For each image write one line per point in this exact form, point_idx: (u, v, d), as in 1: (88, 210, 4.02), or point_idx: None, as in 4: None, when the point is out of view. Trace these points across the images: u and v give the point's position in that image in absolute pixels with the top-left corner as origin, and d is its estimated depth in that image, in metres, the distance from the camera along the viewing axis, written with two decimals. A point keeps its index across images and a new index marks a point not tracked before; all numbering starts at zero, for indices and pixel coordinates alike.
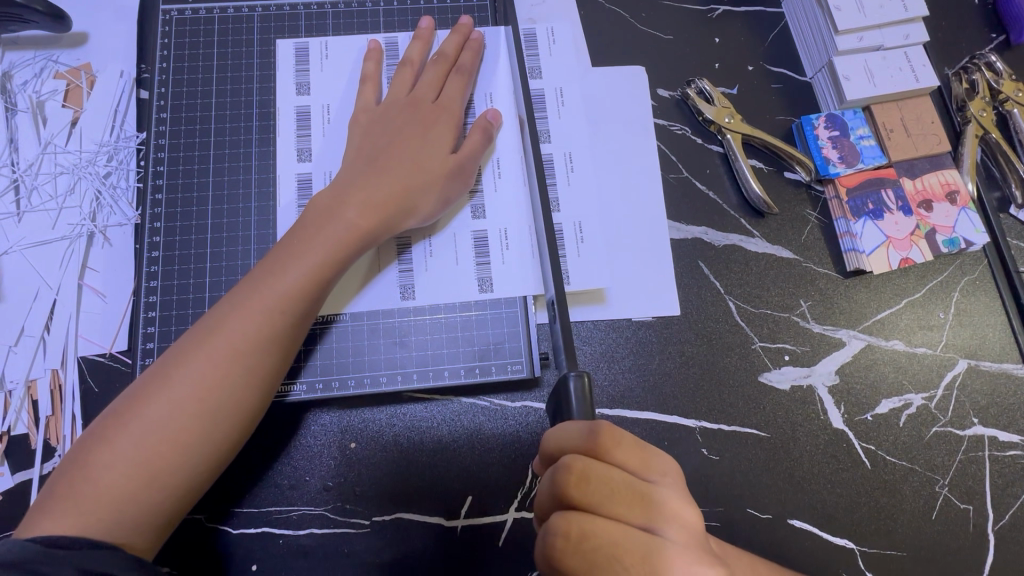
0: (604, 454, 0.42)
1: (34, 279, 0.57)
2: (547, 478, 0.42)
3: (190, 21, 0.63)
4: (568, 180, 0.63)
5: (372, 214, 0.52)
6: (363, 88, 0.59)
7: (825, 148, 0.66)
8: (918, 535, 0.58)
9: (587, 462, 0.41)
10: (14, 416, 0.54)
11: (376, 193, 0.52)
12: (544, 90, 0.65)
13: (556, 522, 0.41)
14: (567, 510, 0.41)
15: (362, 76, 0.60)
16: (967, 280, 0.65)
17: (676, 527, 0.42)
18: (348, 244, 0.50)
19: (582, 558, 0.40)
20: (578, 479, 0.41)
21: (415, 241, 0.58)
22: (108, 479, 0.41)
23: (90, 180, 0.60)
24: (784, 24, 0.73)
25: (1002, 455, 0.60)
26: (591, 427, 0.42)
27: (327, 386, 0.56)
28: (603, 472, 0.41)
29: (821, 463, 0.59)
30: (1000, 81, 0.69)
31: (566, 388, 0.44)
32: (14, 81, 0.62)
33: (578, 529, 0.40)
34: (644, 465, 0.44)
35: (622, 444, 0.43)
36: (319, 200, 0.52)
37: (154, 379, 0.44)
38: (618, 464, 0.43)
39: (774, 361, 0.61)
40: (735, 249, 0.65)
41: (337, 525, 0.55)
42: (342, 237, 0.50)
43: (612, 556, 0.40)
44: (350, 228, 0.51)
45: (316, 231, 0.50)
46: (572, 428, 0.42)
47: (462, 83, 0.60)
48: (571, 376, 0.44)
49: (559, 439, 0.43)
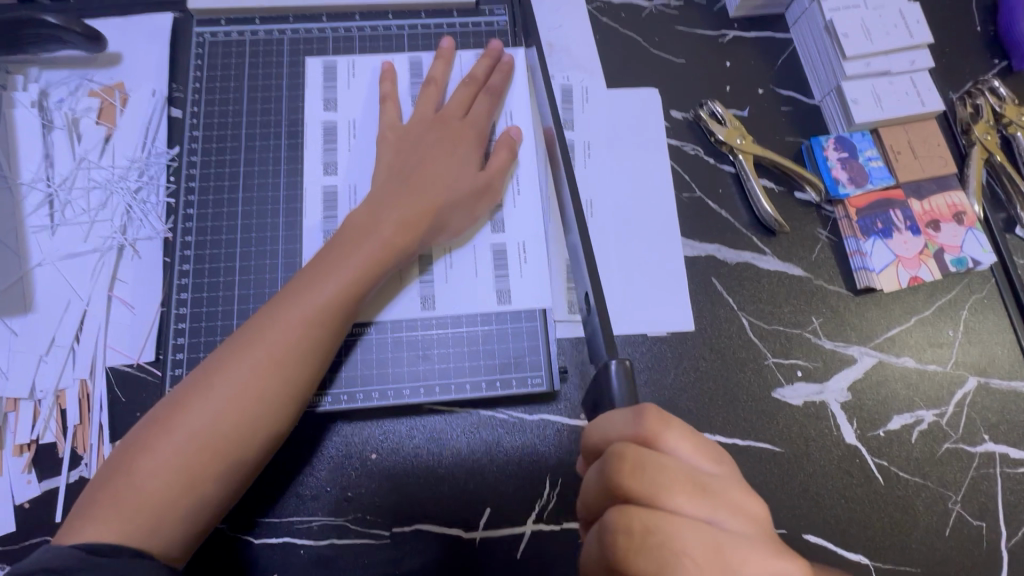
0: (657, 441, 0.38)
1: (65, 290, 0.59)
2: (597, 470, 0.38)
3: (222, 43, 0.65)
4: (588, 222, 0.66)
5: (409, 232, 0.54)
6: (386, 107, 0.61)
7: (835, 168, 0.67)
8: (932, 552, 0.58)
9: (635, 450, 0.37)
10: (42, 425, 0.55)
11: (412, 211, 0.54)
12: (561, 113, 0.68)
13: (613, 518, 0.36)
14: (622, 505, 0.37)
15: (382, 96, 0.62)
16: (975, 298, 0.66)
17: (740, 518, 0.36)
18: (385, 260, 0.52)
19: (648, 557, 0.35)
20: (632, 469, 0.37)
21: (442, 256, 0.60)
22: (151, 486, 0.42)
23: (121, 195, 0.62)
24: (793, 50, 0.75)
25: (1013, 472, 0.61)
26: (636, 410, 0.39)
27: (351, 398, 0.57)
28: (658, 460, 0.37)
29: (835, 478, 0.60)
30: (1002, 106, 0.71)
31: (606, 374, 0.43)
32: (50, 98, 0.64)
33: (639, 524, 0.36)
34: (701, 452, 0.39)
35: (675, 426, 0.38)
36: (354, 217, 0.54)
37: (195, 388, 0.46)
38: (675, 452, 0.38)
39: (787, 376, 0.63)
40: (748, 266, 0.66)
41: (358, 535, 0.55)
42: (380, 253, 0.52)
43: (679, 552, 0.35)
44: (387, 244, 0.53)
45: (354, 247, 0.52)
46: (618, 415, 0.39)
47: (490, 105, 0.62)
48: (612, 361, 0.42)
49: (603, 431, 0.39)
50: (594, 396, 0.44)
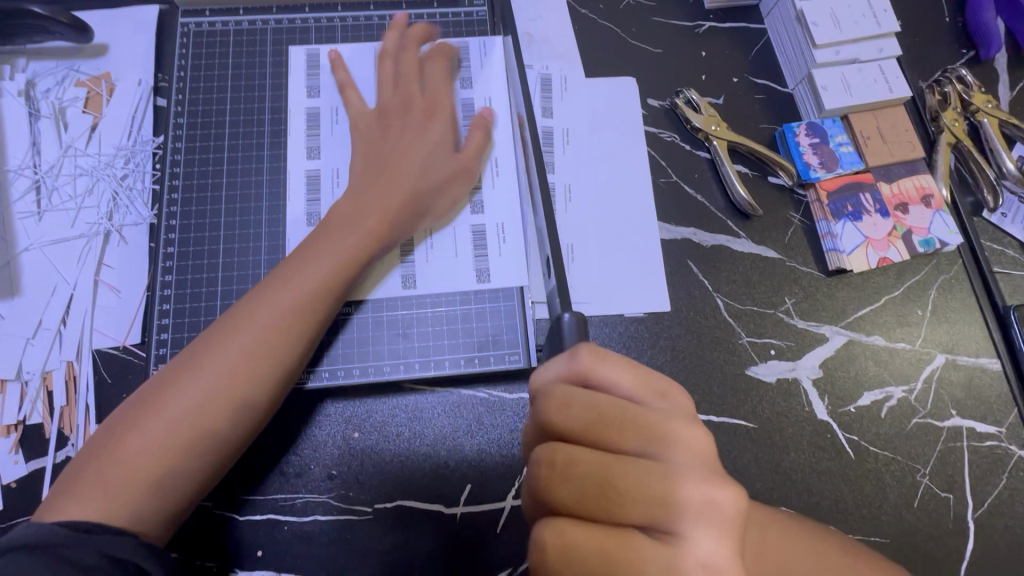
0: (590, 380, 0.41)
1: (53, 275, 0.60)
2: (533, 410, 0.42)
3: (206, 33, 0.67)
4: (566, 209, 0.67)
5: (391, 219, 0.55)
6: (347, 95, 0.63)
7: (806, 153, 0.69)
8: (901, 522, 0.60)
9: (570, 389, 0.40)
10: (30, 406, 0.56)
11: (392, 198, 0.56)
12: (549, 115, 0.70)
13: (542, 452, 0.40)
14: (553, 441, 0.40)
15: (339, 85, 0.63)
16: (943, 279, 0.68)
17: (677, 449, 0.39)
18: (369, 249, 0.54)
19: (570, 484, 0.38)
20: (560, 407, 0.40)
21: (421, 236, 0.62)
22: (136, 465, 0.43)
23: (108, 182, 0.63)
24: (767, 40, 0.77)
25: (980, 446, 0.63)
26: (571, 351, 0.41)
27: (332, 375, 0.58)
28: (588, 397, 0.40)
29: (806, 452, 0.62)
30: (970, 93, 0.73)
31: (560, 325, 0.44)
32: (37, 88, 0.65)
33: (563, 455, 0.39)
34: (640, 387, 0.41)
35: (610, 361, 0.41)
36: (338, 209, 0.55)
37: (181, 370, 0.47)
38: (610, 386, 0.41)
39: (760, 355, 0.64)
40: (722, 249, 0.68)
41: (341, 512, 0.57)
42: (364, 242, 0.54)
43: (602, 479, 0.38)
44: (370, 233, 0.54)
45: (338, 236, 0.53)
46: (554, 360, 0.42)
47: (441, 68, 0.63)
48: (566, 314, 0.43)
49: (543, 376, 0.43)
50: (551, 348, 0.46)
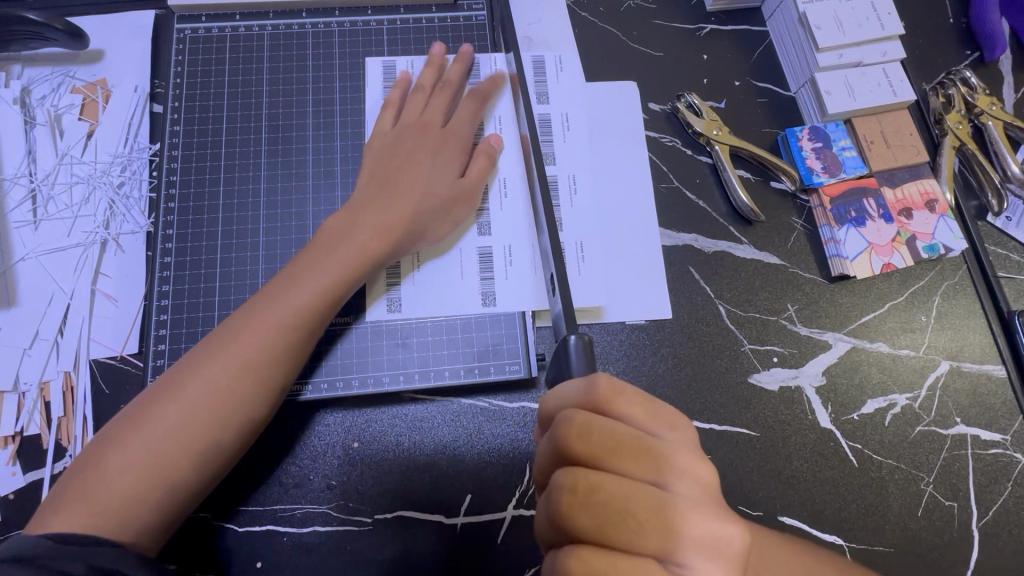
0: (606, 408, 0.41)
1: (49, 284, 0.60)
2: (548, 434, 0.41)
3: (203, 39, 0.66)
4: (571, 201, 0.66)
5: (385, 238, 0.54)
6: (383, 114, 0.62)
7: (809, 158, 0.68)
8: (906, 532, 0.60)
9: (589, 416, 0.40)
10: (27, 417, 0.56)
11: (390, 217, 0.55)
12: (551, 114, 0.68)
13: (562, 477, 0.39)
14: (571, 466, 0.39)
15: (385, 102, 0.63)
16: (948, 284, 0.68)
17: (685, 482, 0.40)
18: (360, 266, 0.53)
19: (591, 514, 0.38)
20: (579, 433, 0.39)
21: (427, 259, 0.61)
22: (120, 481, 0.43)
23: (104, 190, 0.63)
24: (769, 43, 0.76)
25: (984, 453, 0.62)
26: (589, 379, 0.41)
27: (332, 386, 0.58)
28: (606, 425, 0.40)
29: (810, 461, 0.61)
30: (974, 95, 0.72)
31: (565, 349, 0.44)
32: (33, 95, 0.65)
33: (585, 482, 0.38)
34: (649, 418, 0.42)
35: (626, 393, 0.41)
36: (327, 227, 0.55)
37: (168, 386, 0.47)
38: (624, 418, 0.41)
39: (762, 362, 0.64)
40: (724, 255, 0.67)
41: (341, 522, 0.56)
42: (355, 258, 0.53)
43: (622, 510, 0.38)
44: (362, 250, 0.53)
45: (330, 253, 0.53)
46: (571, 384, 0.42)
47: (473, 108, 0.63)
48: (571, 336, 0.43)
49: (559, 398, 0.42)
50: (556, 372, 0.46)
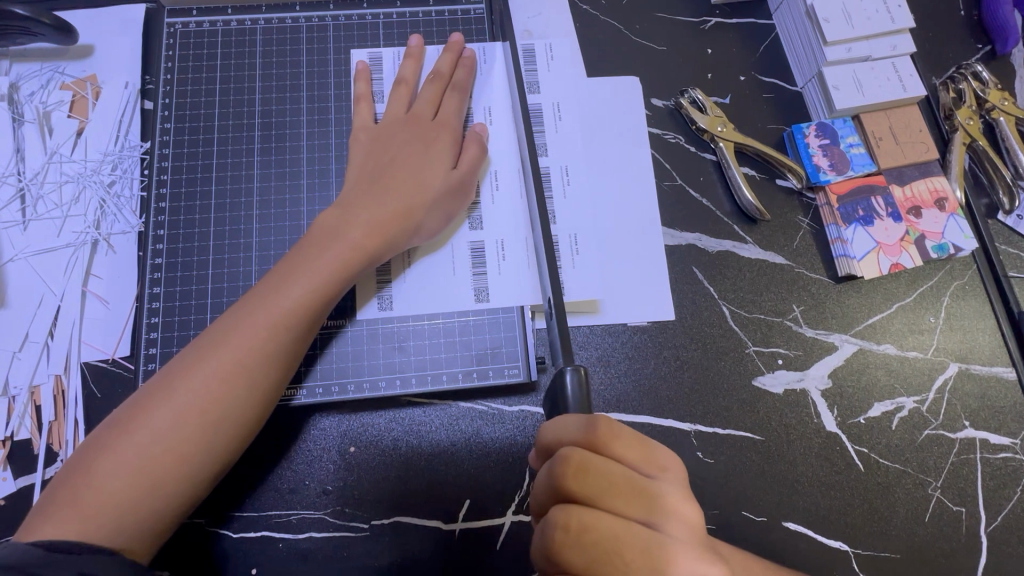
0: (603, 448, 0.41)
1: (39, 286, 0.58)
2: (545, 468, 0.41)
3: (195, 34, 0.64)
4: (564, 193, 0.65)
5: (377, 235, 0.53)
6: (359, 108, 0.61)
7: (816, 156, 0.67)
8: (912, 537, 0.58)
9: (585, 455, 0.41)
10: (18, 421, 0.55)
11: (382, 211, 0.54)
12: (543, 104, 0.67)
13: (556, 514, 0.40)
14: (566, 504, 0.40)
15: (355, 96, 0.61)
16: (956, 285, 0.66)
17: (676, 523, 0.41)
18: (353, 262, 0.52)
19: (582, 551, 0.39)
20: (577, 473, 0.40)
21: (415, 259, 0.59)
22: (110, 487, 0.42)
23: (94, 189, 0.61)
24: (775, 36, 0.75)
25: (993, 458, 0.61)
26: (589, 419, 0.41)
27: (327, 391, 0.57)
28: (601, 465, 0.40)
29: (815, 465, 0.60)
30: (986, 90, 0.70)
31: (561, 379, 0.43)
32: (21, 92, 0.63)
33: (577, 521, 0.39)
34: (644, 458, 0.43)
35: (622, 434, 0.42)
36: (325, 219, 0.53)
37: (159, 388, 0.46)
38: (619, 458, 0.42)
39: (767, 365, 0.62)
40: (729, 255, 0.66)
41: (338, 528, 0.55)
42: (348, 255, 0.52)
43: (612, 551, 0.39)
44: (355, 247, 0.52)
45: (323, 250, 0.51)
46: (571, 419, 0.41)
47: (458, 101, 0.61)
48: (567, 370, 0.42)
49: (556, 433, 0.42)
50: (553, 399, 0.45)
